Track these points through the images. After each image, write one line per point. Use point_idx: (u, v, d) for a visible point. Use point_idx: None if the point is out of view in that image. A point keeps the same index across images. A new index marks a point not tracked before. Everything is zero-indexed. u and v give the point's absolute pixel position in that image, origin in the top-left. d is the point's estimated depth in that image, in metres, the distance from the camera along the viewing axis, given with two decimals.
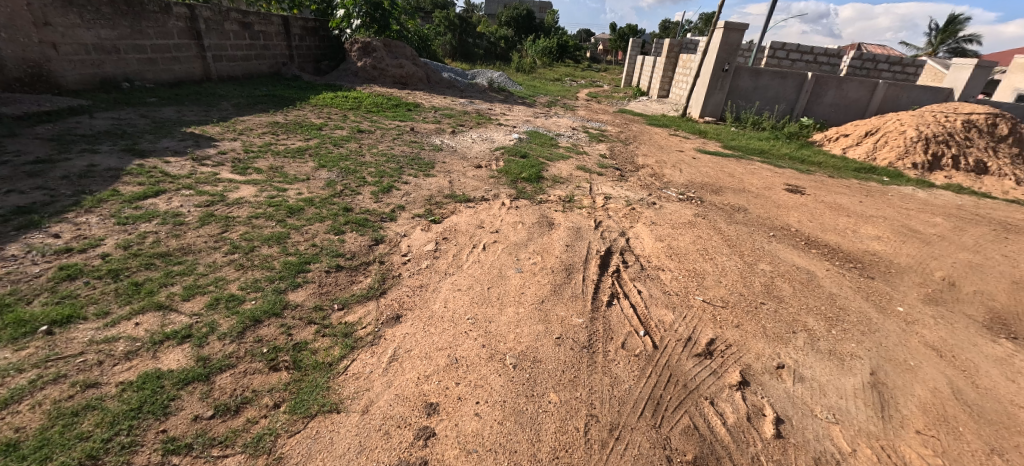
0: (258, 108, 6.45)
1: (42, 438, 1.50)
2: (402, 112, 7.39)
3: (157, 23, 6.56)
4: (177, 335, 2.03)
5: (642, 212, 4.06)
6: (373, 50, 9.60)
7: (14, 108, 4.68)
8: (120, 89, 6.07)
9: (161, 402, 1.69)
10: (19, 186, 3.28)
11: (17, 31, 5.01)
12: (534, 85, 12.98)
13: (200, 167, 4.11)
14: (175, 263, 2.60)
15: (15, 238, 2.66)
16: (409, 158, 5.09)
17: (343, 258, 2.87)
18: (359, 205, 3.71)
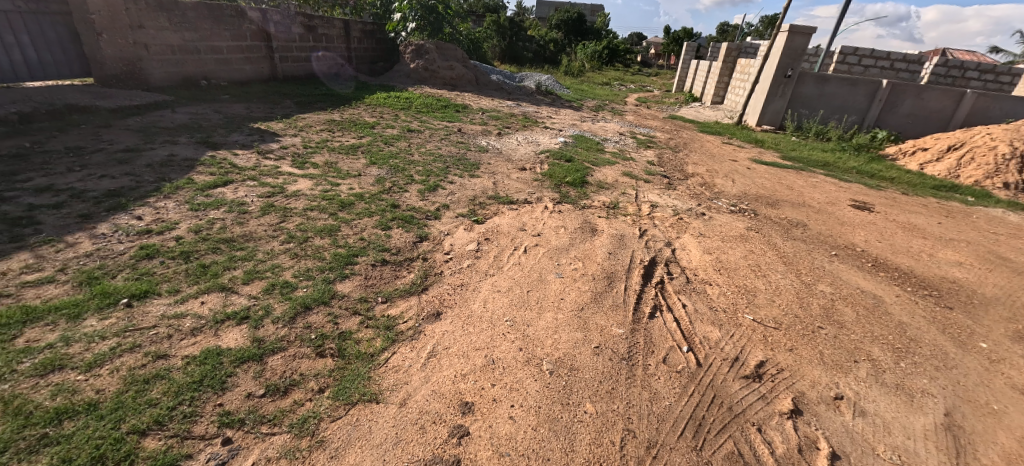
0: (318, 106, 6.80)
1: (118, 401, 1.65)
2: (451, 113, 7.54)
3: (233, 26, 7.08)
4: (236, 316, 2.18)
5: (690, 222, 3.92)
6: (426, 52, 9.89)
7: (110, 102, 5.21)
8: (200, 87, 6.61)
9: (219, 378, 1.81)
10: (111, 172, 3.64)
11: (115, 33, 5.58)
12: (582, 89, 12.88)
13: (264, 160, 4.39)
14: (238, 249, 2.79)
15: (105, 218, 2.95)
16: (456, 158, 5.18)
17: (388, 253, 2.97)
18: (406, 202, 3.83)
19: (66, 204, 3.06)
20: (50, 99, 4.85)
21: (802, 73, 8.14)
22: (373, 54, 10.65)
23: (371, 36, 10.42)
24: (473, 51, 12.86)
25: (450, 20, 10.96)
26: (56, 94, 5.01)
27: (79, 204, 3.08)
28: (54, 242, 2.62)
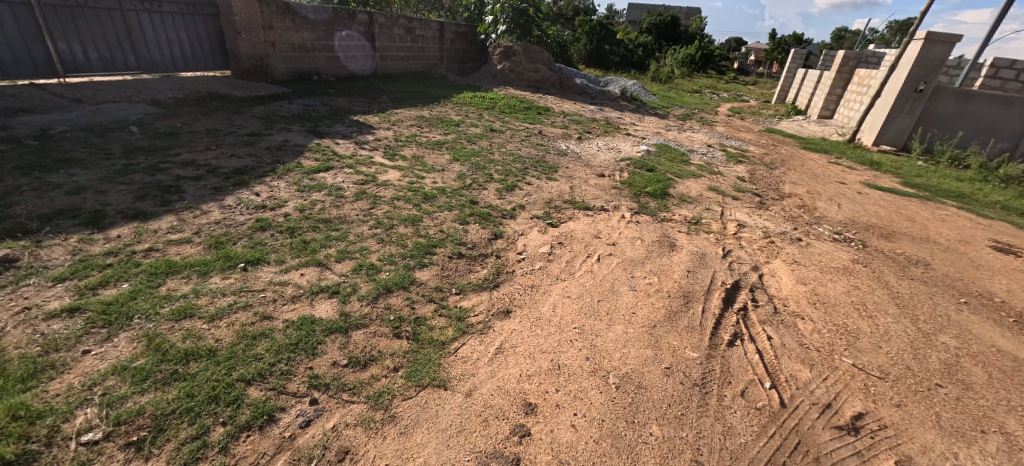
0: (411, 103, 7.23)
1: (232, 351, 1.90)
2: (534, 115, 7.63)
3: (344, 28, 7.78)
4: (328, 290, 2.40)
5: (783, 247, 3.60)
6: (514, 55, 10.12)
7: (243, 92, 5.97)
8: (313, 81, 7.34)
9: (311, 344, 2.01)
10: (238, 152, 4.18)
11: (251, 32, 6.39)
12: (670, 96, 12.34)
13: (361, 150, 4.77)
14: (333, 230, 3.06)
15: (231, 191, 3.40)
16: (535, 160, 5.23)
17: (465, 247, 3.09)
18: (484, 199, 3.94)
19: (202, 177, 3.56)
20: (198, 87, 5.68)
21: (938, 87, 7.09)
22: (464, 54, 11.01)
23: (464, 37, 10.80)
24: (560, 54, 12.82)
25: (540, 23, 10.99)
26: (202, 83, 5.84)
27: (211, 178, 3.57)
28: (192, 209, 3.07)
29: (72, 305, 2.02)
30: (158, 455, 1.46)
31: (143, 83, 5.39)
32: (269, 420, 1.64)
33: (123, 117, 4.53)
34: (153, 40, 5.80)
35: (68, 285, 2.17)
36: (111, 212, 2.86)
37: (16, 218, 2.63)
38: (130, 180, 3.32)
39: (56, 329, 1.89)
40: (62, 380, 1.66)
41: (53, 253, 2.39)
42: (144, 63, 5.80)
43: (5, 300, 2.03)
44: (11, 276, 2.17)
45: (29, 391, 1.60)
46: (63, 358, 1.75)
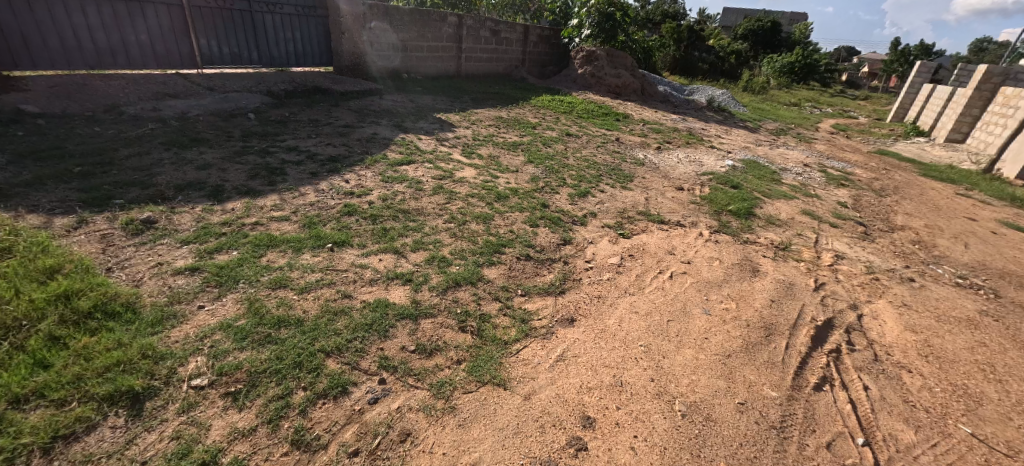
0: (491, 104, 7.41)
1: (316, 323, 2.07)
2: (612, 121, 7.47)
3: (435, 29, 8.16)
4: (403, 277, 2.53)
5: (888, 286, 3.19)
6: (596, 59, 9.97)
7: (343, 87, 6.49)
8: (403, 80, 7.78)
9: (384, 326, 2.13)
10: (334, 142, 4.54)
11: (354, 33, 6.93)
12: (764, 108, 11.45)
13: (441, 147, 4.97)
14: (410, 220, 3.22)
15: (326, 177, 3.70)
16: (610, 167, 5.12)
17: (533, 249, 3.10)
18: (555, 204, 3.93)
19: (301, 162, 3.91)
20: (305, 81, 6.27)
21: None
22: (547, 57, 10.98)
23: (547, 40, 10.79)
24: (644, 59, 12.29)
25: (626, 27, 10.62)
26: (309, 78, 6.43)
27: (309, 164, 3.91)
28: (293, 190, 3.38)
29: (193, 265, 2.32)
30: (250, 407, 1.62)
31: (262, 75, 6.06)
32: (343, 391, 1.76)
33: (243, 105, 5.12)
34: (275, 38, 6.47)
35: (191, 248, 2.49)
36: (227, 188, 3.24)
37: (156, 187, 3.07)
38: (244, 161, 3.74)
39: (178, 285, 2.18)
40: (181, 329, 1.91)
41: (182, 219, 2.76)
42: (265, 58, 6.47)
43: (144, 255, 2.38)
44: (149, 235, 2.54)
45: (155, 336, 1.84)
46: (183, 310, 2.01)
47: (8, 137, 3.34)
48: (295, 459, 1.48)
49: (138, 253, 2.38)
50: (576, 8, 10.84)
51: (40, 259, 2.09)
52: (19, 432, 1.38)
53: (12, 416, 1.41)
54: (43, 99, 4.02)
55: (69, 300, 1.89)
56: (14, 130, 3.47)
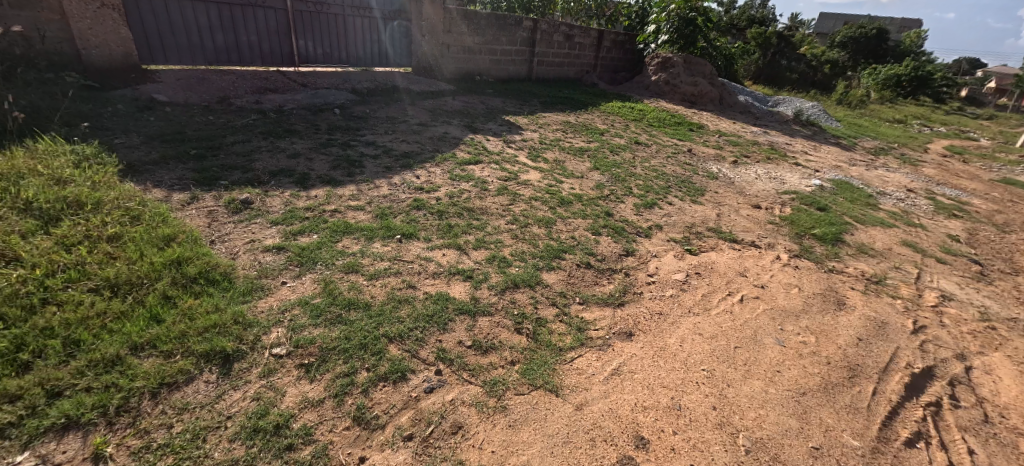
0: (560, 109, 7.39)
1: (382, 308, 2.19)
2: (684, 131, 7.13)
3: (510, 33, 8.28)
4: (464, 274, 2.60)
5: (1006, 337, 2.77)
6: (672, 66, 9.59)
7: (421, 87, 6.80)
8: (476, 82, 7.98)
9: (443, 319, 2.20)
10: (408, 138, 4.76)
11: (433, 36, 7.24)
12: (862, 124, 10.38)
13: (508, 149, 5.04)
14: (474, 219, 3.29)
15: (399, 172, 3.89)
16: (680, 179, 4.90)
17: (594, 257, 3.05)
18: (619, 213, 3.83)
19: (378, 157, 4.15)
20: (387, 81, 6.63)
21: None
22: (618, 63, 10.74)
23: (621, 46, 10.54)
24: (725, 67, 11.57)
25: (708, 33, 9.94)
26: (390, 78, 6.80)
27: (385, 158, 4.14)
28: (368, 182, 3.59)
29: (280, 244, 2.55)
30: (319, 380, 1.74)
31: (349, 74, 6.50)
32: (402, 376, 1.84)
33: (331, 101, 5.52)
34: (364, 40, 6.92)
35: (279, 229, 2.73)
36: (312, 177, 3.51)
37: (254, 171, 3.40)
38: (328, 152, 4.03)
39: (267, 261, 2.40)
40: (266, 301, 2.10)
41: (273, 202, 3.04)
42: (353, 58, 6.94)
43: (240, 231, 2.64)
44: (246, 214, 2.82)
45: (244, 304, 2.04)
46: (269, 284, 2.22)
47: (142, 121, 3.86)
48: (356, 434, 1.57)
49: (236, 230, 2.65)
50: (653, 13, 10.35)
51: (160, 228, 2.39)
52: (135, 375, 1.59)
53: (131, 361, 1.63)
54: (171, 89, 4.59)
55: (180, 266, 2.14)
56: (147, 115, 4.00)
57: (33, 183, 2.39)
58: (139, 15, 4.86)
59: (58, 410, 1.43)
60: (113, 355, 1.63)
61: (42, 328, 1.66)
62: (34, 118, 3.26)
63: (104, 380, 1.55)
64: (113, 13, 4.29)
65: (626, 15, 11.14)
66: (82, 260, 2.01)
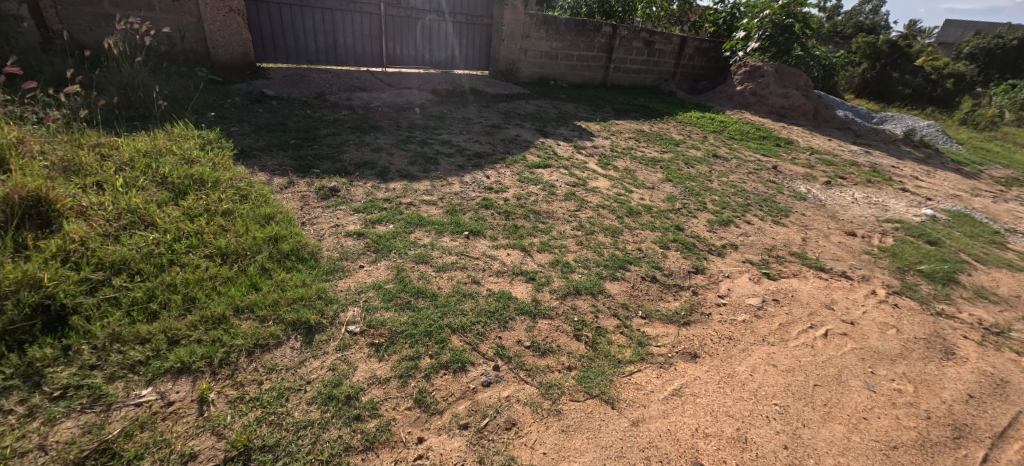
0: (634, 117, 7.20)
1: (447, 299, 2.28)
2: (770, 147, 6.65)
3: (588, 39, 8.19)
4: (527, 275, 2.63)
5: None
6: (761, 75, 8.96)
7: (497, 90, 6.97)
8: (551, 86, 8.01)
9: (505, 316, 2.24)
10: (481, 139, 4.90)
11: (512, 41, 7.38)
12: (992, 149, 9.03)
13: (578, 154, 5.01)
14: (539, 222, 3.32)
15: (470, 171, 4.02)
16: (761, 197, 4.58)
17: (661, 272, 2.94)
18: (690, 228, 3.66)
19: (452, 155, 4.31)
20: (466, 83, 6.87)
21: None
22: (701, 72, 10.17)
23: (705, 53, 9.97)
24: (823, 78, 10.55)
25: (806, 40, 9.14)
26: (468, 80, 7.03)
27: (458, 157, 4.29)
28: (442, 179, 3.75)
29: (359, 230, 2.74)
30: (387, 360, 1.85)
31: (432, 76, 6.82)
32: (461, 367, 1.90)
33: (414, 100, 5.83)
34: (449, 43, 7.22)
35: (360, 217, 2.94)
36: (392, 170, 3.73)
37: (341, 162, 3.68)
38: (407, 149, 4.26)
39: (347, 244, 2.60)
40: (345, 281, 2.27)
41: (356, 191, 3.28)
42: (438, 60, 7.26)
43: (327, 216, 2.87)
44: (332, 201, 3.06)
45: (326, 283, 2.22)
46: (348, 266, 2.39)
47: (253, 112, 4.32)
48: (416, 415, 1.66)
49: (323, 214, 2.89)
50: (745, 18, 9.64)
51: (262, 207, 2.67)
52: (236, 334, 1.79)
53: (233, 321, 1.84)
54: (279, 85, 5.10)
55: (276, 242, 2.38)
56: (257, 107, 4.48)
57: (168, 161, 2.77)
58: (257, 19, 5.47)
59: (176, 355, 1.66)
60: (219, 314, 1.86)
61: (167, 284, 1.93)
62: (171, 105, 3.77)
63: (211, 335, 1.76)
64: (238, 18, 4.83)
65: (713, 21, 10.44)
66: (200, 229, 2.30)
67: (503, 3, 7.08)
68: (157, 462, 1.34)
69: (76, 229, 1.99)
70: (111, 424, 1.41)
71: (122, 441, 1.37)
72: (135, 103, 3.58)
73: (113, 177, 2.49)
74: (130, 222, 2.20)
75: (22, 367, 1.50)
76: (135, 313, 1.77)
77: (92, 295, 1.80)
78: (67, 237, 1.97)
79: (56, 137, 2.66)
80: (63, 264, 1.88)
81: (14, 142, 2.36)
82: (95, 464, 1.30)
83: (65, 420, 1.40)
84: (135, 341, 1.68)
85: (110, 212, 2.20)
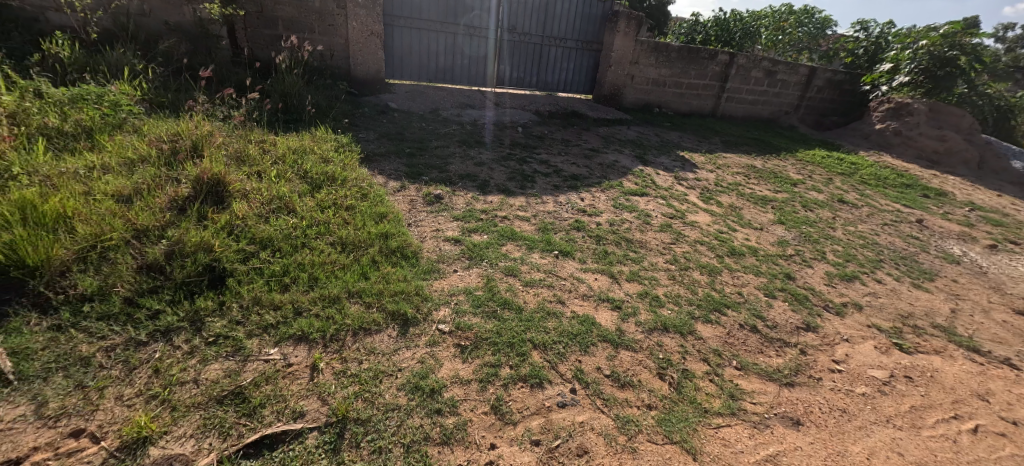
0: (745, 151, 6.72)
1: (530, 314, 2.30)
2: (915, 197, 5.73)
3: (700, 67, 7.86)
4: (613, 302, 2.56)
5: None
6: (909, 114, 7.82)
7: (601, 115, 6.98)
8: (656, 114, 7.81)
9: (587, 341, 2.21)
10: (580, 162, 4.93)
11: (619, 66, 7.38)
12: None
13: (678, 185, 4.80)
14: (631, 251, 3.22)
15: (566, 192, 4.06)
16: (897, 254, 3.96)
17: (763, 322, 2.68)
18: (802, 278, 3.29)
19: (549, 175, 4.39)
20: (571, 106, 6.98)
21: None
22: (831, 105, 9.07)
23: (838, 86, 8.90)
24: (994, 121, 8.87)
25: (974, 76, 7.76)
26: (573, 104, 7.14)
27: (555, 177, 4.36)
28: (537, 197, 3.84)
29: (456, 237, 2.91)
30: (470, 363, 1.92)
31: (539, 98, 7.06)
32: (539, 383, 1.91)
33: (519, 120, 6.07)
34: (559, 66, 7.41)
35: (458, 224, 3.12)
36: (491, 184, 3.90)
37: (447, 173, 3.94)
38: (507, 165, 4.44)
39: (445, 249, 2.77)
40: (439, 282, 2.42)
41: (457, 200, 3.49)
42: (546, 83, 7.49)
43: (430, 221, 3.09)
44: (436, 207, 3.30)
45: (424, 281, 2.39)
46: (443, 269, 2.55)
47: (379, 122, 4.84)
48: (491, 421, 1.69)
49: (427, 218, 3.12)
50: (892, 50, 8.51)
51: (378, 205, 2.96)
52: (345, 315, 2.01)
53: (344, 303, 2.07)
54: (402, 99, 5.66)
55: (386, 238, 2.62)
56: (383, 118, 5.00)
57: (310, 158, 3.21)
58: (391, 42, 6.14)
59: (298, 325, 1.90)
60: (335, 294, 2.10)
61: (297, 263, 2.23)
62: (317, 112, 4.38)
63: (327, 312, 2.00)
64: (377, 40, 5.42)
65: (850, 50, 9.25)
66: (328, 220, 2.63)
67: (614, 29, 7.05)
68: (274, 413, 1.54)
69: (240, 208, 2.40)
70: (245, 373, 1.66)
71: (252, 388, 1.61)
72: (291, 109, 4.23)
73: (270, 168, 2.95)
74: (278, 207, 2.59)
75: (191, 313, 1.84)
76: (273, 283, 2.08)
77: (244, 263, 2.14)
78: (233, 213, 2.38)
79: (233, 132, 3.24)
80: (228, 234, 2.27)
81: (207, 133, 2.93)
82: (231, 404, 1.54)
83: (214, 362, 1.68)
84: (270, 307, 1.96)
85: (265, 196, 2.61)
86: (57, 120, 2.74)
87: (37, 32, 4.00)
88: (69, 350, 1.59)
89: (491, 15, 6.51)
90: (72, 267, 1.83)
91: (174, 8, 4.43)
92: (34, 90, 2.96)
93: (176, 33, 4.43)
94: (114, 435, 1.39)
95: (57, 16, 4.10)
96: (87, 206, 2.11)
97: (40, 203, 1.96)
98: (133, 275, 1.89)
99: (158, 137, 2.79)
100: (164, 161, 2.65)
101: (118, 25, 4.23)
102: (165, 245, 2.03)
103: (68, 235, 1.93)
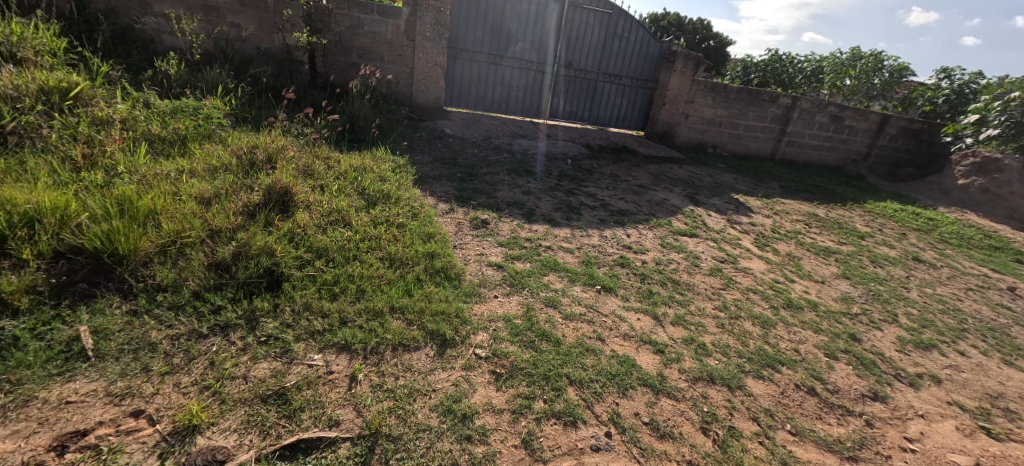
0: (806, 197, 6.39)
1: (567, 348, 2.24)
2: (1006, 261, 5.15)
3: (759, 109, 7.64)
4: (655, 345, 2.46)
5: None
6: (998, 170, 7.11)
7: (654, 152, 6.89)
8: (711, 154, 7.63)
9: (625, 383, 2.12)
10: (628, 198, 4.87)
11: (673, 104, 7.33)
12: None
13: (731, 228, 4.62)
14: (677, 293, 3.10)
15: (612, 227, 4.00)
16: (982, 324, 3.55)
17: (823, 384, 2.47)
18: (869, 341, 3.01)
19: (596, 208, 4.37)
20: (622, 142, 6.96)
21: None
22: (906, 156, 8.47)
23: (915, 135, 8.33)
24: None
25: None
26: (625, 139, 7.12)
27: (601, 210, 4.33)
28: (582, 229, 3.81)
29: (499, 263, 2.93)
30: (503, 391, 1.89)
31: (592, 133, 7.10)
32: (573, 422, 1.84)
33: (570, 153, 6.10)
34: (613, 102, 7.45)
35: (502, 250, 3.15)
36: (537, 213, 3.93)
37: (496, 199, 4.02)
38: (554, 196, 4.46)
39: (488, 273, 2.79)
40: (479, 306, 2.44)
41: (503, 227, 3.53)
42: (598, 118, 7.52)
43: (475, 244, 3.14)
44: (482, 231, 3.35)
45: (464, 303, 2.42)
46: (484, 293, 2.56)
47: (434, 146, 5.02)
48: (520, 456, 1.64)
49: (472, 241, 3.17)
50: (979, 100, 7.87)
51: (427, 226, 3.05)
52: (387, 329, 2.05)
53: (386, 318, 2.11)
54: (459, 126, 5.89)
55: (432, 258, 2.69)
56: (438, 142, 5.21)
57: (369, 176, 3.39)
58: (453, 71, 6.42)
59: (342, 334, 1.96)
60: (379, 308, 2.15)
61: (347, 274, 2.32)
62: (379, 133, 4.63)
63: (369, 325, 2.05)
64: (440, 70, 5.69)
65: (929, 98, 8.66)
66: (379, 235, 2.73)
67: (670, 68, 7.03)
68: (312, 418, 1.58)
69: (301, 219, 2.55)
70: (290, 375, 1.73)
71: (294, 391, 1.67)
72: (357, 130, 4.50)
73: (332, 183, 3.14)
74: (336, 219, 2.73)
75: (248, 312, 1.95)
76: (324, 291, 2.17)
77: (300, 270, 2.25)
78: (295, 222, 2.53)
79: (303, 148, 3.49)
80: (290, 242, 2.41)
81: (280, 147, 3.18)
82: (273, 403, 1.61)
83: (263, 360, 1.76)
84: (318, 314, 2.04)
85: (325, 208, 2.76)
86: (158, 128, 3.07)
87: (152, 51, 4.57)
88: (141, 335, 1.73)
89: (550, 50, 6.70)
90: (154, 259, 2.00)
91: (267, 36, 4.94)
92: (143, 101, 3.35)
93: (265, 56, 4.91)
94: (168, 420, 1.48)
95: (171, 39, 4.64)
96: (173, 205, 2.32)
97: (135, 200, 2.17)
98: (203, 272, 2.04)
99: (240, 149, 3.06)
100: (241, 170, 2.88)
101: (218, 48, 4.75)
102: (234, 246, 2.18)
103: (155, 229, 2.11)
